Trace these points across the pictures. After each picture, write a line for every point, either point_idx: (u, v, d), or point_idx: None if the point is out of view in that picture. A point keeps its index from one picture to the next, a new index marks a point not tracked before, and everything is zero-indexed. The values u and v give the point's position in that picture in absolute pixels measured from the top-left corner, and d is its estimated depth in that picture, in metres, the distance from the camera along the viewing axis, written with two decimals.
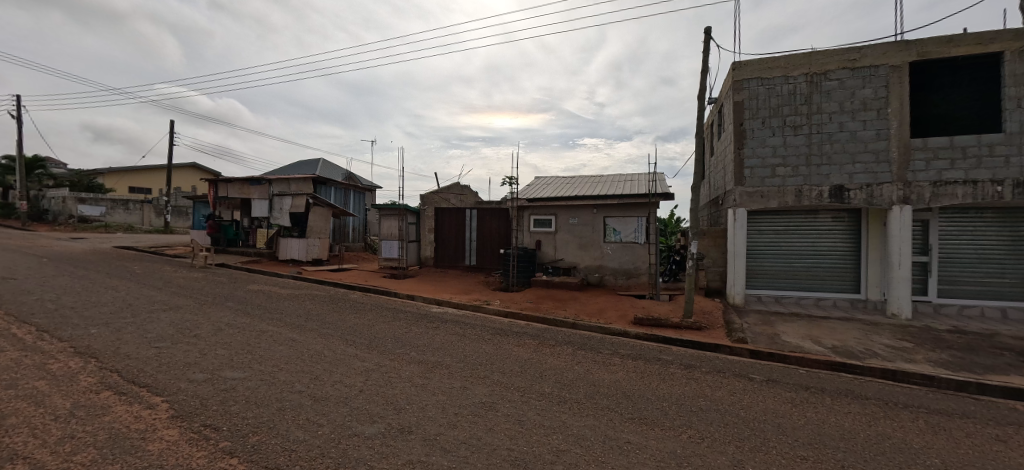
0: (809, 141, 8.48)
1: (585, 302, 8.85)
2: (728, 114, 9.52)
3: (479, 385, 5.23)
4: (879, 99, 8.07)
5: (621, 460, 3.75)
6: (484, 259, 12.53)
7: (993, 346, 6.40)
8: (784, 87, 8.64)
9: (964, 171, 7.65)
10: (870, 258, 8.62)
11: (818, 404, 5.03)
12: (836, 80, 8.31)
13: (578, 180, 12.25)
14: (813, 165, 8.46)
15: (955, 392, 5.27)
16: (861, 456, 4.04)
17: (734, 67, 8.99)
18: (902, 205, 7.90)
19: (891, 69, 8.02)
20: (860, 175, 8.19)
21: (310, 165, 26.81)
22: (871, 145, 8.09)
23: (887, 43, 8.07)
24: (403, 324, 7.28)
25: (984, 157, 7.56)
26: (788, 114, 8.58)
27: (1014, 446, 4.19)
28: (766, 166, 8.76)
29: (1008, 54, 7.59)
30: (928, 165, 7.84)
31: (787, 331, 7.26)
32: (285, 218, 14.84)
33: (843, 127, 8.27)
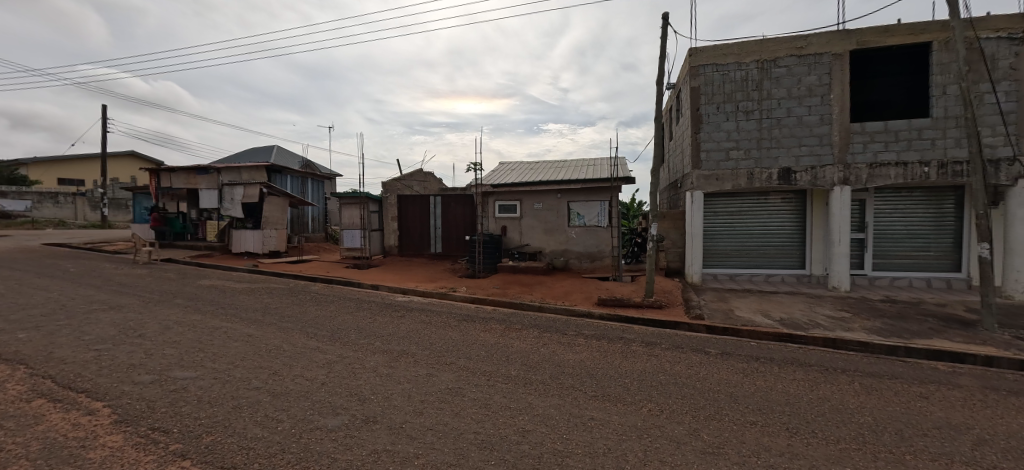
0: (760, 125, 8.86)
1: (551, 286, 8.97)
2: (686, 100, 9.77)
3: (445, 371, 5.21)
4: (823, 85, 8.50)
5: (585, 436, 3.84)
6: (451, 246, 12.41)
7: (919, 313, 7.04)
8: (737, 73, 8.94)
9: (896, 153, 8.25)
10: (814, 235, 9.19)
11: (767, 372, 5.37)
12: (785, 67, 8.68)
13: (542, 166, 12.30)
14: (764, 149, 8.86)
15: (885, 355, 5.76)
16: (805, 418, 4.35)
17: (690, 53, 9.18)
18: (842, 186, 8.43)
19: (834, 57, 8.44)
20: (805, 157, 8.66)
21: (264, 152, 25.54)
22: (816, 129, 8.56)
23: (830, 31, 8.47)
24: (366, 313, 7.13)
25: (914, 140, 8.17)
26: (740, 99, 8.91)
27: (934, 402, 4.64)
28: (721, 150, 9.08)
29: (936, 44, 8.10)
30: (865, 147, 8.38)
31: (741, 306, 7.68)
32: (236, 209, 14.01)
33: (791, 112, 8.69)
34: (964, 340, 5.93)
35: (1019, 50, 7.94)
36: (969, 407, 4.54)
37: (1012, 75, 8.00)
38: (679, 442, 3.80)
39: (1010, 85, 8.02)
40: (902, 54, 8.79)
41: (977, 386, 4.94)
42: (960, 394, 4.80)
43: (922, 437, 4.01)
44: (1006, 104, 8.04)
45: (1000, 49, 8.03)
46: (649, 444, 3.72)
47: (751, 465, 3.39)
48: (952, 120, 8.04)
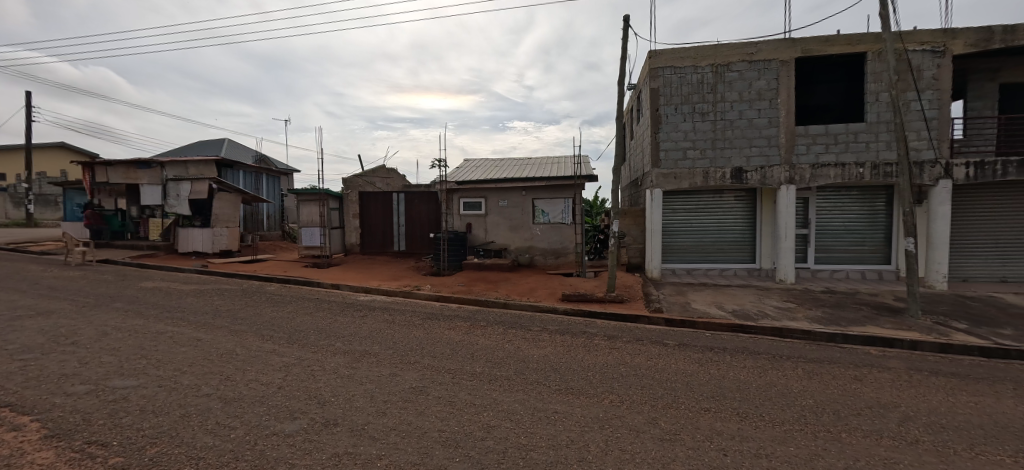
0: (714, 126, 9.25)
1: (516, 282, 9.04)
2: (646, 100, 10.03)
3: (408, 370, 5.13)
4: (771, 90, 8.98)
5: (549, 429, 3.89)
6: (415, 244, 12.23)
7: (856, 302, 7.64)
8: (693, 76, 9.27)
9: (836, 155, 8.85)
10: (763, 231, 9.71)
11: (721, 361, 5.65)
12: (737, 72, 9.10)
13: (507, 163, 12.33)
14: (718, 149, 9.27)
15: (826, 342, 6.21)
16: (754, 402, 4.62)
17: (650, 55, 9.42)
18: (788, 185, 8.95)
19: (781, 63, 8.92)
20: (755, 158, 9.15)
21: (215, 146, 24.08)
22: (765, 131, 9.05)
23: (779, 39, 8.93)
24: (326, 314, 6.90)
25: (851, 143, 8.80)
26: (696, 101, 9.27)
27: (868, 384, 5.04)
28: (679, 150, 9.41)
29: (871, 53, 8.71)
30: (809, 149, 8.94)
31: (697, 299, 8.04)
32: (183, 206, 13.24)
33: (742, 114, 9.13)
34: (893, 327, 6.49)
35: (940, 62, 8.69)
36: (895, 386, 4.99)
37: (935, 85, 8.75)
38: (639, 431, 3.92)
39: (933, 94, 8.76)
40: (841, 62, 9.42)
41: (903, 368, 5.43)
42: (888, 375, 5.26)
43: (856, 415, 4.35)
44: (929, 111, 8.79)
45: (925, 61, 8.76)
46: (610, 434, 3.82)
47: (705, 450, 3.56)
48: (883, 125, 8.70)
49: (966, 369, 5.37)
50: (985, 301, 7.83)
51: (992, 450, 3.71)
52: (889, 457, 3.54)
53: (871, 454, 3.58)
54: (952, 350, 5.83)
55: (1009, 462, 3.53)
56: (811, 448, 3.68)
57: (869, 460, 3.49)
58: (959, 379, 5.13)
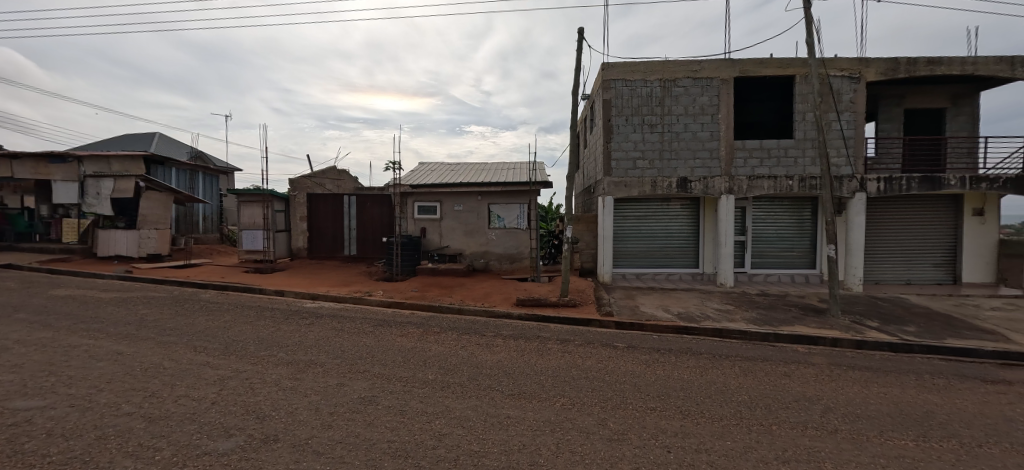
0: (662, 138, 9.71)
1: (471, 287, 9.00)
2: (599, 110, 10.34)
3: (357, 379, 4.95)
4: (713, 106, 9.58)
5: (501, 435, 3.90)
6: (367, 248, 11.88)
7: (787, 303, 8.28)
8: (643, 89, 9.68)
9: (768, 168, 9.57)
10: (706, 238, 10.30)
11: (666, 362, 5.93)
12: (682, 87, 9.61)
13: (463, 168, 12.31)
14: (665, 160, 9.73)
15: (760, 341, 6.67)
16: (696, 400, 4.87)
17: (604, 67, 9.73)
18: (727, 195, 9.56)
19: (721, 81, 9.53)
20: (699, 169, 9.70)
21: (146, 140, 22.21)
22: (707, 144, 9.64)
23: (720, 58, 9.53)
24: (269, 323, 6.51)
25: (781, 158, 9.56)
26: (645, 113, 9.68)
27: (795, 379, 5.47)
28: (629, 159, 9.78)
29: (798, 76, 9.48)
30: (745, 162, 9.61)
31: (645, 302, 8.40)
32: (104, 206, 12.11)
33: (687, 127, 9.67)
34: (818, 326, 7.08)
35: (856, 87, 9.64)
36: (818, 381, 5.45)
37: (852, 107, 9.69)
38: (589, 432, 4.02)
39: (851, 116, 9.69)
40: (774, 83, 10.21)
41: (825, 363, 5.95)
42: (813, 370, 5.74)
43: (784, 409, 4.70)
44: (847, 131, 9.72)
45: (844, 86, 9.68)
46: (561, 437, 3.88)
47: (650, 448, 3.70)
48: (809, 142, 9.50)
49: (878, 363, 5.97)
50: (894, 301, 8.76)
51: (897, 436, 4.14)
52: (813, 446, 3.85)
53: (797, 445, 3.88)
54: (866, 346, 6.47)
55: (912, 446, 3.95)
56: (746, 441, 3.93)
57: (795, 449, 3.78)
58: (871, 372, 5.70)
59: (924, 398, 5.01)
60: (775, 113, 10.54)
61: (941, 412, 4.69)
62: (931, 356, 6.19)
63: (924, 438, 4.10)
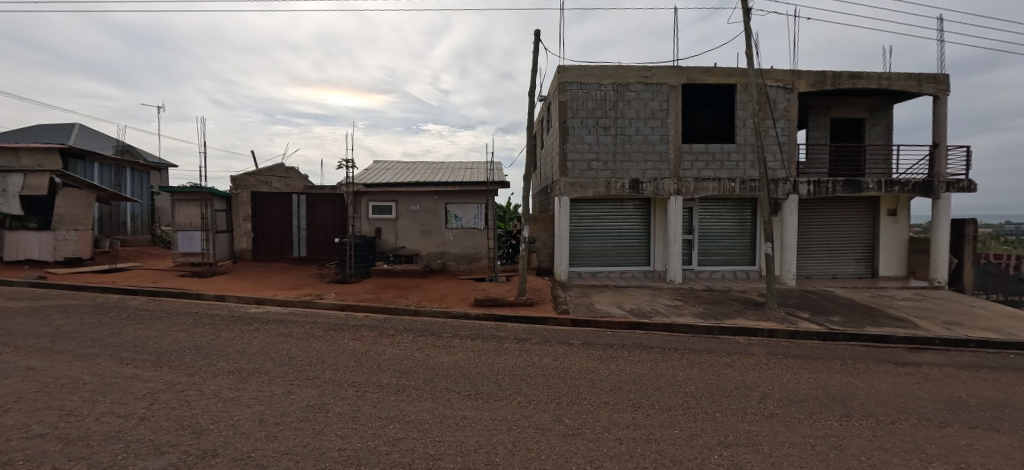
0: (615, 141, 10.03)
1: (428, 288, 8.90)
2: (556, 112, 10.51)
3: (306, 387, 4.75)
4: (662, 110, 10.04)
5: (457, 436, 3.87)
6: (318, 249, 11.46)
7: (730, 298, 8.83)
8: (598, 92, 9.95)
9: (713, 171, 10.15)
10: (657, 237, 10.77)
11: (619, 356, 6.15)
12: (634, 92, 9.99)
13: (421, 167, 12.14)
14: (618, 161, 10.06)
15: (705, 334, 7.07)
16: (646, 392, 5.08)
17: (561, 70, 9.90)
18: (676, 196, 10.02)
19: (670, 87, 10.00)
20: (650, 171, 10.11)
21: (63, 133, 20.03)
22: (657, 147, 10.08)
23: (669, 65, 9.99)
24: (207, 330, 6.13)
25: (724, 161, 10.17)
26: (599, 116, 9.96)
27: (736, 369, 5.84)
28: (584, 160, 10.02)
29: (739, 85, 10.10)
30: (692, 165, 10.13)
31: (600, 299, 8.67)
32: (13, 205, 10.79)
33: (639, 131, 10.06)
34: (757, 318, 7.61)
35: (790, 97, 10.42)
36: (756, 369, 5.85)
37: (786, 116, 10.46)
38: (544, 429, 4.08)
39: (785, 123, 10.47)
40: (717, 90, 10.83)
41: (763, 353, 6.39)
42: (752, 360, 6.15)
43: (727, 397, 5.01)
44: (782, 137, 10.48)
45: (779, 95, 10.42)
46: (517, 435, 3.92)
47: (604, 441, 3.82)
48: (749, 147, 10.17)
49: (808, 350, 6.50)
50: (822, 294, 9.58)
51: (825, 416, 4.53)
52: (751, 431, 4.13)
53: (737, 430, 4.15)
54: (799, 336, 7.04)
55: (836, 425, 4.33)
56: (692, 429, 4.14)
57: (736, 434, 4.04)
58: (804, 359, 6.19)
59: (849, 381, 5.51)
60: (719, 119, 11.18)
61: (861, 393, 5.18)
62: (853, 343, 6.83)
63: (847, 417, 4.52)
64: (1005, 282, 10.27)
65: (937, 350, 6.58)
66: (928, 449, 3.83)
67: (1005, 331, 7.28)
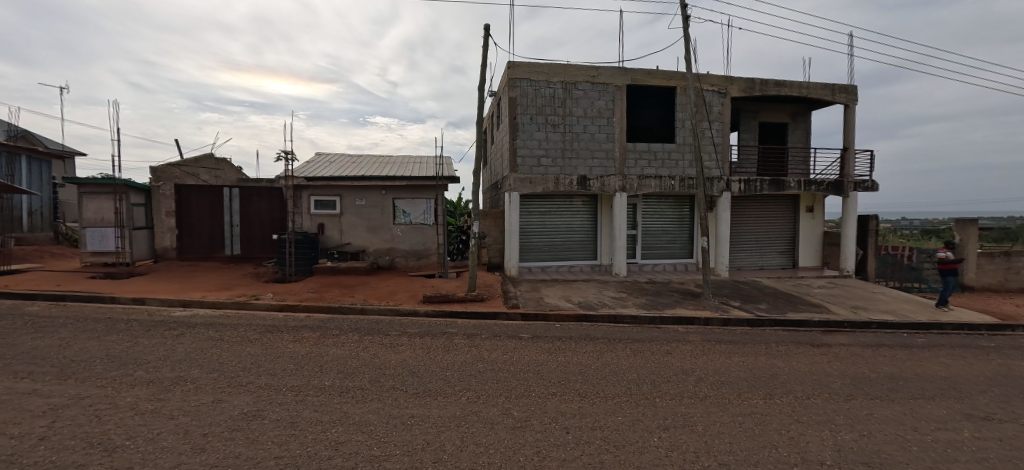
0: (563, 138, 10.27)
1: (375, 286, 8.66)
2: (506, 108, 10.55)
3: (239, 394, 4.42)
4: (608, 110, 10.41)
5: (403, 436, 3.73)
6: (253, 247, 10.91)
7: (669, 290, 9.39)
8: (546, 90, 10.12)
9: (655, 169, 10.70)
10: (603, 232, 11.20)
11: (566, 348, 6.36)
12: (582, 91, 10.27)
13: (367, 161, 11.76)
14: (567, 158, 10.32)
15: (647, 324, 7.50)
16: (590, 382, 5.28)
17: (510, 65, 9.94)
18: (620, 192, 10.45)
19: (616, 87, 10.39)
20: (596, 168, 10.47)
21: None
22: (603, 145, 10.45)
23: (615, 66, 10.34)
24: (124, 338, 5.59)
25: (665, 160, 10.75)
26: (548, 113, 10.14)
27: (673, 355, 6.24)
28: (534, 157, 10.17)
29: (678, 88, 10.68)
30: (636, 163, 10.62)
31: (549, 293, 8.90)
32: None
33: (586, 129, 10.36)
34: (694, 308, 8.17)
35: (723, 101, 11.17)
36: (693, 355, 6.27)
37: (720, 118, 11.20)
38: (493, 423, 4.09)
39: (720, 125, 11.21)
40: (659, 93, 11.38)
41: (698, 340, 6.87)
42: (689, 346, 6.60)
43: (666, 382, 5.33)
44: (717, 139, 11.22)
45: (714, 99, 11.13)
46: (465, 430, 3.90)
47: (550, 431, 3.93)
48: (687, 147, 10.82)
49: (738, 336, 7.05)
50: (752, 283, 10.44)
51: (752, 396, 4.95)
52: (687, 413, 4.43)
53: (675, 413, 4.43)
54: (730, 323, 7.64)
55: (761, 403, 4.74)
56: (634, 415, 4.36)
57: (673, 417, 4.32)
58: (733, 345, 6.71)
59: (772, 362, 6.06)
60: (660, 119, 11.74)
61: (782, 373, 5.70)
62: (776, 327, 7.53)
63: (770, 395, 4.97)
64: (901, 270, 11.66)
65: (845, 332, 7.41)
66: (837, 420, 4.30)
67: (899, 313, 8.38)
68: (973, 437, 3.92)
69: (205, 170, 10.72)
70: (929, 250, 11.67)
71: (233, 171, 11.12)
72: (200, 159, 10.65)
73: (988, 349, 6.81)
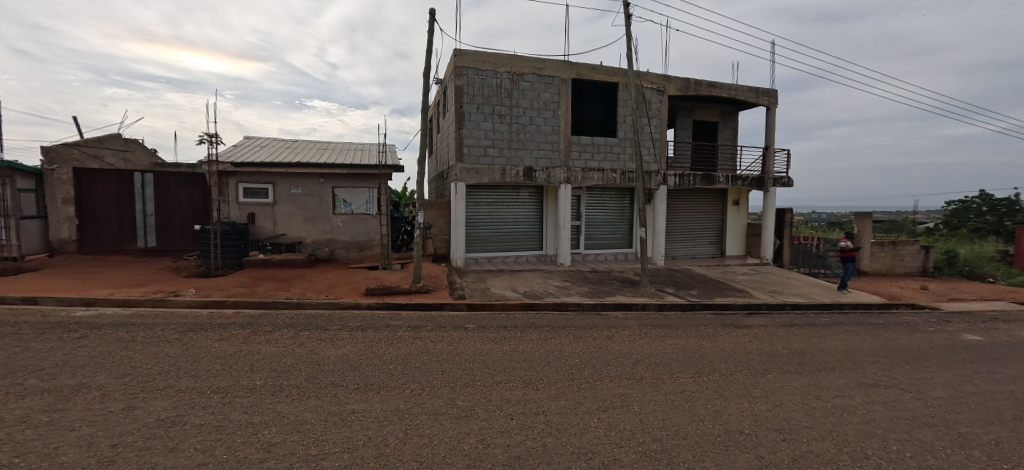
0: (510, 129, 10.32)
1: (313, 279, 8.28)
2: (452, 96, 10.37)
3: (155, 399, 3.96)
4: (554, 102, 10.60)
5: (343, 433, 3.51)
6: (172, 238, 10.05)
7: (610, 278, 9.88)
8: (493, 80, 10.09)
9: (598, 162, 11.11)
10: (549, 223, 11.49)
11: (512, 337, 6.48)
12: (528, 82, 10.36)
13: (303, 147, 11.11)
14: (513, 149, 10.39)
15: (590, 311, 7.86)
16: (534, 369, 5.42)
17: (457, 53, 9.77)
18: (565, 184, 10.74)
19: (561, 81, 10.58)
20: (542, 159, 10.64)
21: None
22: (549, 137, 10.64)
23: (561, 60, 10.53)
24: (8, 343, 4.87)
25: (607, 153, 11.18)
26: (495, 103, 10.13)
27: (611, 340, 6.60)
28: (480, 146, 10.13)
29: (620, 85, 11.10)
30: (580, 156, 10.94)
31: (495, 284, 9.01)
32: None
33: (532, 120, 10.48)
34: (633, 295, 8.69)
35: (661, 99, 11.78)
36: (631, 340, 6.66)
37: (658, 115, 11.80)
38: (437, 414, 4.02)
39: (658, 122, 11.83)
40: (603, 88, 11.76)
41: (637, 325, 7.30)
42: (628, 331, 7.00)
43: (606, 366, 5.60)
44: (656, 135, 11.83)
45: (653, 96, 11.69)
46: (410, 423, 3.76)
47: (495, 418, 3.97)
48: (628, 142, 11.33)
49: (672, 321, 7.59)
50: (685, 271, 11.23)
51: (683, 375, 5.34)
52: (625, 394, 4.70)
53: (614, 394, 4.69)
54: (665, 307, 8.23)
55: (692, 381, 5.14)
56: (576, 398, 4.55)
57: (613, 398, 4.57)
58: (668, 328, 7.21)
59: (701, 344, 6.59)
60: (604, 114, 12.16)
61: (709, 353, 6.21)
62: (705, 311, 8.20)
63: (699, 374, 5.39)
64: (809, 258, 13.07)
65: (763, 313, 8.23)
66: (755, 394, 4.76)
67: (808, 296, 9.47)
68: (864, 402, 4.53)
69: (110, 152, 9.56)
70: (833, 239, 13.15)
71: (147, 153, 10.00)
72: (104, 139, 9.51)
73: (877, 325, 7.91)
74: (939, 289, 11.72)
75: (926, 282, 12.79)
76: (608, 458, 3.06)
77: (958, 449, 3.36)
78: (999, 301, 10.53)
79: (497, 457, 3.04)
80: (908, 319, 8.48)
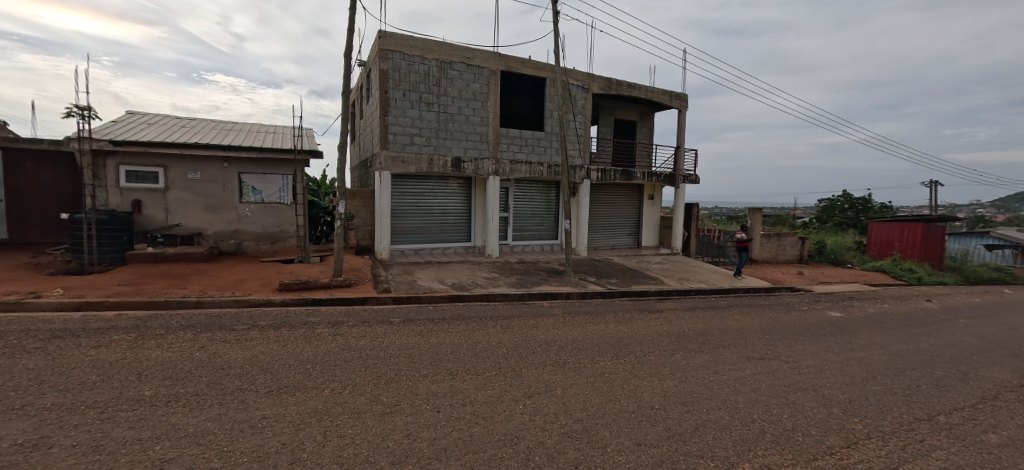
0: (438, 118, 10.15)
1: (217, 275, 7.59)
2: (377, 80, 9.93)
3: (10, 422, 3.33)
4: (483, 93, 10.60)
5: (254, 440, 3.28)
6: (29, 229, 8.55)
7: (535, 269, 10.32)
8: (420, 66, 9.82)
9: (526, 155, 11.39)
10: (477, 215, 11.60)
11: (439, 329, 6.55)
12: (457, 71, 10.23)
13: (202, 126, 9.96)
14: (441, 139, 10.25)
15: (516, 300, 8.20)
16: (460, 360, 5.55)
17: (381, 35, 9.33)
18: (494, 176, 10.88)
19: (490, 72, 10.59)
20: (471, 150, 10.65)
21: None
22: (478, 128, 10.66)
23: (490, 51, 10.54)
24: None
25: (535, 147, 11.49)
26: (422, 91, 9.88)
27: (535, 327, 6.97)
28: (406, 135, 9.86)
29: (548, 80, 11.38)
30: (508, 148, 11.13)
31: (422, 276, 8.99)
32: None
33: (461, 111, 10.41)
34: (558, 284, 9.22)
35: (586, 96, 12.32)
36: (554, 327, 7.09)
37: (583, 112, 12.38)
38: (360, 413, 3.94)
39: (583, 118, 12.38)
40: (532, 82, 12.01)
41: (561, 313, 7.78)
42: (552, 319, 7.43)
43: (531, 354, 5.91)
44: (580, 130, 12.38)
45: (578, 93, 12.18)
46: (330, 425, 3.65)
47: (421, 412, 4.02)
48: (555, 136, 11.75)
49: (592, 307, 8.21)
50: (604, 261, 12.08)
51: (603, 359, 5.82)
52: (549, 379, 5.02)
53: (538, 380, 5.00)
54: (587, 295, 8.85)
55: (611, 364, 5.61)
56: (503, 387, 4.75)
57: (536, 384, 4.86)
58: (587, 315, 7.78)
59: (619, 329, 7.19)
60: (533, 108, 12.45)
61: (625, 337, 6.81)
62: (623, 298, 8.97)
63: (615, 357, 5.92)
64: (711, 247, 14.66)
65: (674, 298, 9.22)
66: (665, 372, 5.36)
67: (710, 282, 10.75)
68: (751, 373, 5.33)
69: None
70: (731, 231, 15.01)
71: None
72: None
73: (764, 306, 9.25)
74: (812, 273, 14.04)
75: (802, 268, 15.20)
76: (532, 442, 3.29)
77: (823, 409, 4.11)
78: (854, 282, 12.92)
79: (423, 451, 3.10)
80: (788, 299, 10.06)
